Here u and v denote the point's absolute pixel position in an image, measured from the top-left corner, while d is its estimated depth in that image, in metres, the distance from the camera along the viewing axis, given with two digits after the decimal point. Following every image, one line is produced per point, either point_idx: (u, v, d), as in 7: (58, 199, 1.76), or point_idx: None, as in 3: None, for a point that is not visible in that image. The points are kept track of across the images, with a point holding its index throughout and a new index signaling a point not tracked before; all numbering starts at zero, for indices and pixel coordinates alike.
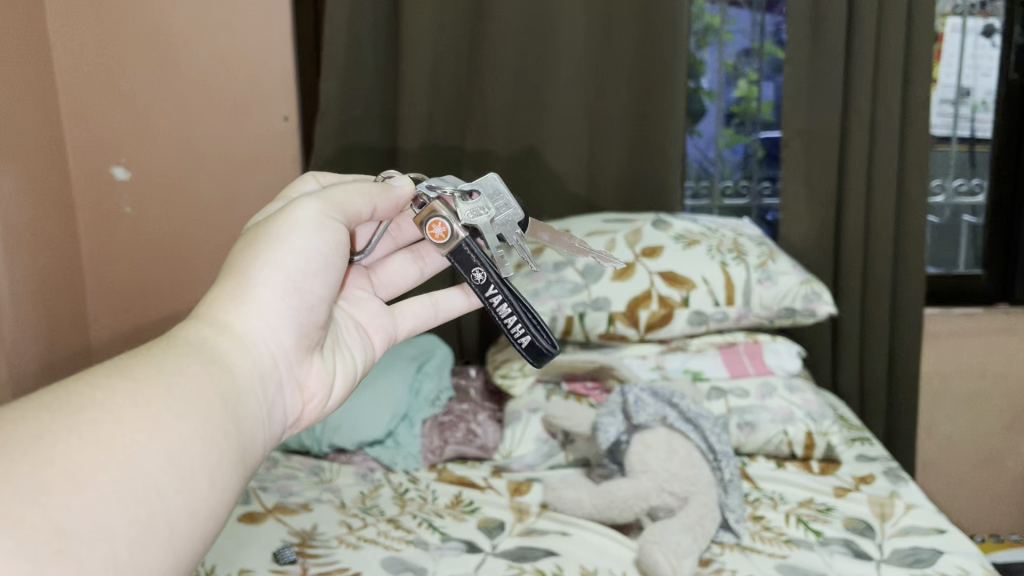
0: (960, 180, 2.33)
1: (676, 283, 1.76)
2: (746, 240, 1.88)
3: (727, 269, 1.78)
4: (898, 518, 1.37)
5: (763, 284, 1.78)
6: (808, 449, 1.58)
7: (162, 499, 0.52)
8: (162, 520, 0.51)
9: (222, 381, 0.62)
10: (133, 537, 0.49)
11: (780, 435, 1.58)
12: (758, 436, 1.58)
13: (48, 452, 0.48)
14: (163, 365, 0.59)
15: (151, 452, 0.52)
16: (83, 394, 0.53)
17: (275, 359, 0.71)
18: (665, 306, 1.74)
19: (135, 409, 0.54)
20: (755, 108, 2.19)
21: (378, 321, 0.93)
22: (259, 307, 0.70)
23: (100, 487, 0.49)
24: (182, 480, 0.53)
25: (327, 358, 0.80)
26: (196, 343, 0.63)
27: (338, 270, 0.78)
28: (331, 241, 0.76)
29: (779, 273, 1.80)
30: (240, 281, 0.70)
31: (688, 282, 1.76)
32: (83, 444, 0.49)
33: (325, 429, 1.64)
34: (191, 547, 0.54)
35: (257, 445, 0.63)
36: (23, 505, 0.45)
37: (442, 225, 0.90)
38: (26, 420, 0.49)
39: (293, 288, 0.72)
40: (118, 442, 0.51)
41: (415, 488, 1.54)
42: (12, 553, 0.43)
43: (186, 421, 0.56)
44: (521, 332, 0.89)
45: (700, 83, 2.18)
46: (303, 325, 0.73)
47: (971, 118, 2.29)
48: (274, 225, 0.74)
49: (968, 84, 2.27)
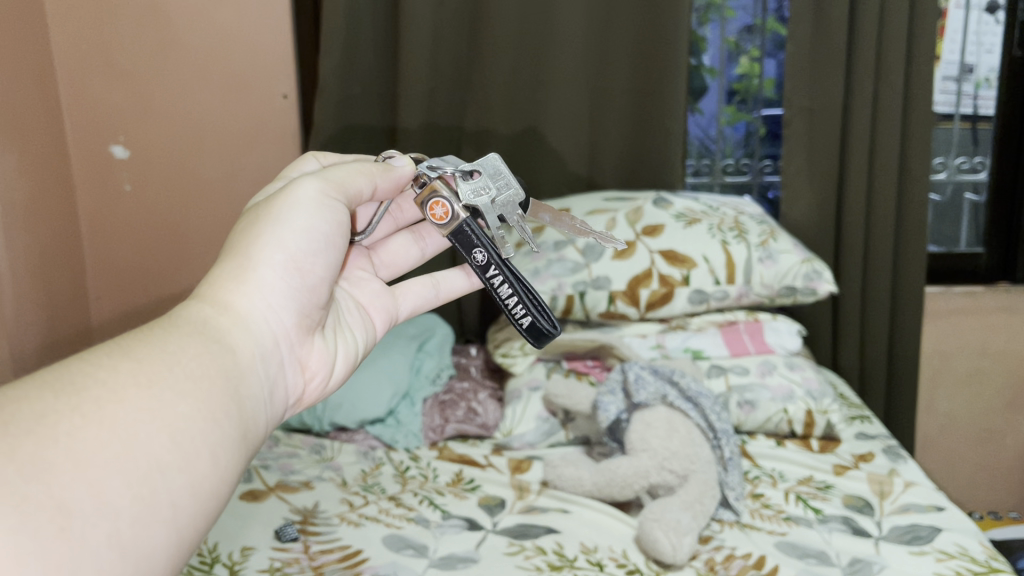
0: (963, 158, 2.33)
1: (676, 261, 1.75)
2: (747, 218, 1.88)
3: (728, 248, 1.78)
4: (897, 495, 1.38)
5: (763, 263, 1.78)
6: (808, 427, 1.59)
7: (165, 478, 0.52)
8: (165, 499, 0.51)
9: (224, 361, 0.62)
10: (136, 515, 0.49)
11: (780, 413, 1.59)
12: (758, 415, 1.59)
13: (51, 431, 0.48)
14: (165, 345, 0.59)
15: (154, 431, 0.52)
16: (86, 373, 0.53)
17: (277, 339, 0.70)
18: (665, 285, 1.74)
19: (137, 388, 0.53)
20: (757, 85, 2.18)
21: (379, 301, 0.92)
22: (261, 287, 0.70)
23: (103, 466, 0.48)
24: (185, 458, 0.53)
25: (328, 338, 0.80)
26: (198, 322, 0.63)
27: (338, 250, 0.78)
28: (332, 221, 0.77)
29: (780, 251, 1.80)
30: (241, 262, 0.70)
31: (689, 261, 1.75)
32: (85, 424, 0.49)
33: (325, 408, 1.65)
34: (194, 525, 0.54)
35: (259, 424, 0.63)
36: (27, 483, 0.45)
37: (442, 206, 0.89)
38: (29, 400, 0.49)
39: (294, 268, 0.72)
40: (121, 422, 0.51)
41: (416, 465, 1.55)
42: (16, 531, 0.43)
43: (188, 399, 0.56)
44: (522, 312, 0.91)
45: (702, 60, 2.16)
46: (304, 304, 0.73)
47: (974, 95, 2.28)
48: (275, 206, 0.75)
49: (971, 60, 2.25)
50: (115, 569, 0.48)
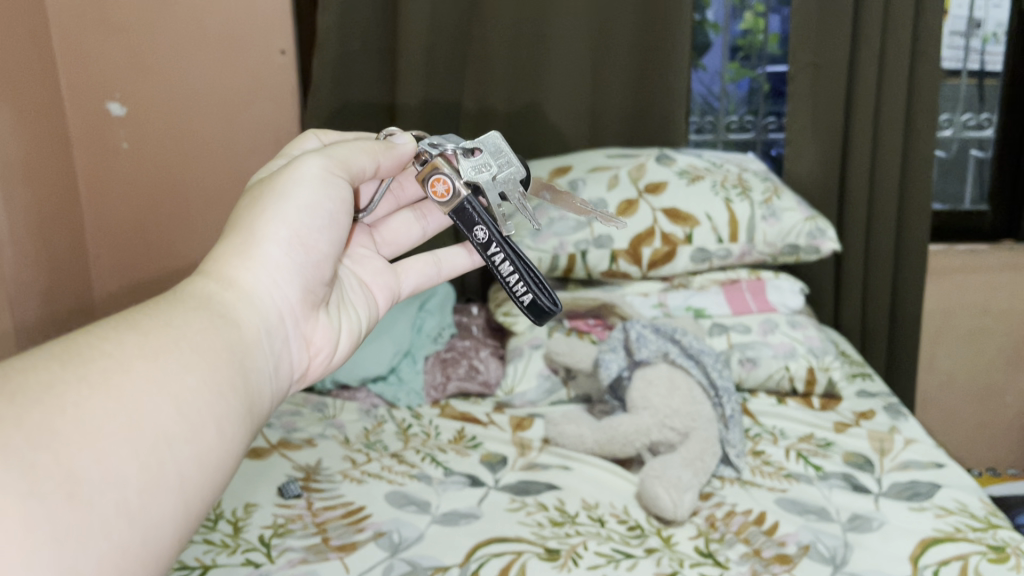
0: (969, 114, 2.30)
1: (678, 219, 1.74)
2: (751, 175, 1.86)
3: (731, 205, 1.77)
4: (897, 452, 1.39)
5: (767, 221, 1.77)
6: (809, 385, 1.59)
7: (172, 449, 0.51)
8: (172, 469, 0.51)
9: (230, 336, 0.61)
10: (144, 485, 0.49)
11: (782, 371, 1.59)
12: (759, 372, 1.59)
13: (59, 401, 0.47)
14: (171, 319, 0.58)
15: (161, 403, 0.52)
16: (92, 346, 0.52)
17: (281, 315, 0.70)
18: (668, 243, 1.73)
19: (144, 362, 0.53)
20: (761, 41, 2.15)
21: (381, 280, 0.91)
22: (265, 264, 0.69)
23: (111, 436, 0.48)
24: (192, 431, 0.53)
25: (332, 314, 0.79)
26: (203, 297, 0.62)
27: (341, 226, 0.77)
28: (336, 199, 0.76)
29: (784, 209, 1.79)
30: (246, 238, 0.70)
31: (692, 219, 1.74)
32: (93, 395, 0.49)
33: None
34: (200, 495, 0.54)
35: (263, 399, 0.63)
36: (37, 451, 0.45)
37: (443, 182, 0.88)
38: (36, 370, 0.49)
39: (298, 243, 0.72)
40: (128, 393, 0.51)
41: (419, 423, 1.56)
42: (25, 499, 0.43)
43: (194, 374, 0.55)
44: (523, 290, 0.89)
45: (706, 15, 2.12)
46: (308, 281, 0.72)
47: (981, 51, 2.25)
48: (279, 183, 0.74)
49: (979, 15, 2.22)
50: (123, 538, 0.47)
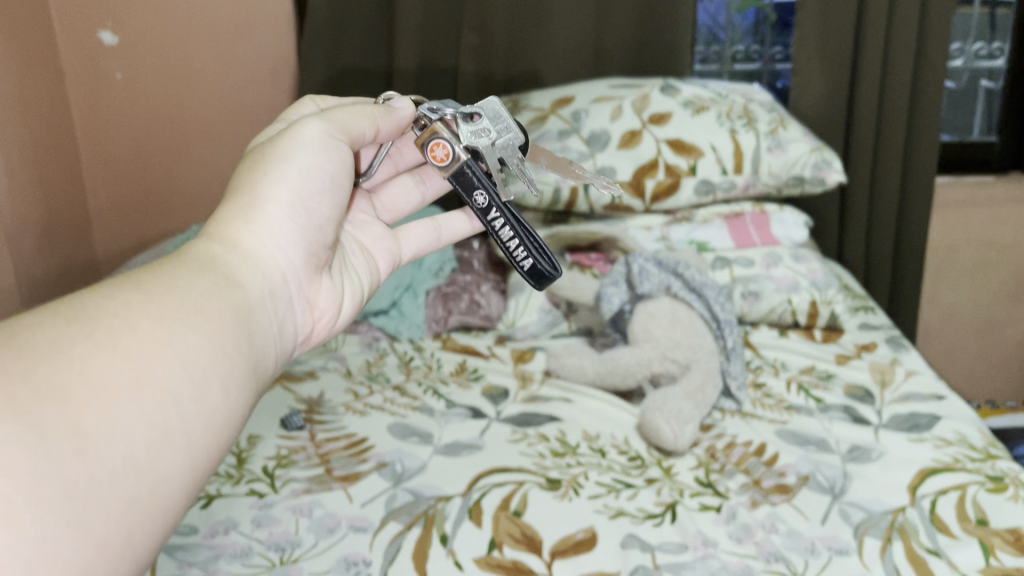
0: (980, 44, 2.26)
1: (683, 151, 1.71)
2: (756, 106, 1.83)
3: (737, 136, 1.74)
4: (898, 385, 1.39)
5: (772, 152, 1.75)
6: (812, 318, 1.59)
7: (178, 406, 0.50)
8: (179, 426, 0.50)
9: (235, 297, 0.60)
10: (151, 441, 0.48)
11: (784, 304, 1.59)
12: (761, 306, 1.58)
13: (66, 356, 0.46)
14: (174, 279, 0.57)
15: (167, 361, 0.51)
16: (97, 304, 0.51)
17: (285, 277, 0.69)
18: (672, 175, 1.71)
19: (150, 321, 0.52)
20: None
21: (382, 245, 0.91)
22: (268, 226, 0.68)
23: (118, 392, 0.47)
24: (197, 390, 0.52)
25: (335, 278, 0.78)
26: (206, 259, 0.61)
27: (341, 189, 0.76)
28: (338, 161, 0.75)
29: (790, 140, 1.77)
30: (248, 200, 0.68)
31: (696, 150, 1.72)
32: (99, 350, 0.48)
33: None
34: (208, 452, 0.52)
35: (268, 359, 0.62)
36: (44, 406, 0.43)
37: (443, 147, 0.86)
38: (41, 326, 0.47)
39: (300, 205, 0.70)
40: (134, 351, 0.49)
41: (420, 356, 1.56)
42: (32, 451, 0.42)
43: (200, 333, 0.54)
44: (523, 255, 0.85)
45: None
46: (311, 244, 0.71)
47: None
48: (280, 144, 0.72)
49: None
50: (131, 492, 0.46)
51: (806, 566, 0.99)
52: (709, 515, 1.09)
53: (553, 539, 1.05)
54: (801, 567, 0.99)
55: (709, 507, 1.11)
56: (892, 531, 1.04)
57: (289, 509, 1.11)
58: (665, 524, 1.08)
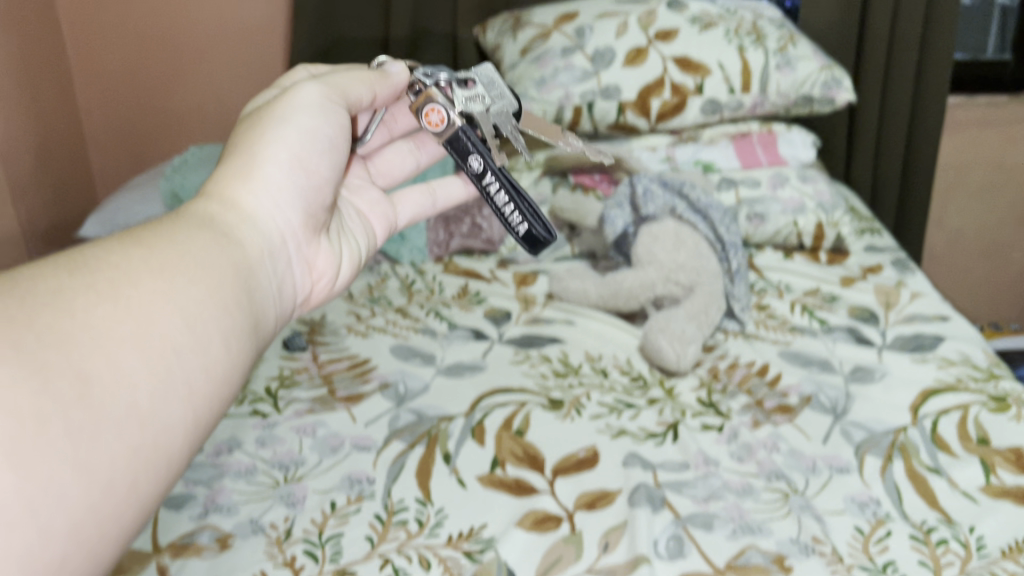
0: None
1: (690, 69, 1.67)
2: (766, 22, 1.77)
3: (745, 55, 1.69)
4: (903, 306, 1.38)
5: (781, 70, 1.70)
6: (817, 241, 1.58)
7: (179, 357, 0.49)
8: (180, 377, 0.48)
9: (235, 255, 0.59)
10: (153, 390, 0.46)
11: (790, 226, 1.57)
12: (766, 228, 1.57)
13: (67, 305, 0.45)
14: (173, 234, 0.55)
15: (167, 314, 0.49)
16: (97, 256, 0.50)
17: (284, 238, 0.67)
18: (678, 94, 1.67)
19: (151, 274, 0.50)
20: None
21: (379, 209, 0.89)
22: (267, 186, 0.66)
23: (120, 342, 0.45)
24: (197, 343, 0.50)
25: (333, 241, 0.76)
26: (204, 218, 0.59)
27: (341, 153, 0.74)
28: (337, 124, 0.73)
29: (799, 58, 1.72)
30: (246, 160, 0.67)
31: (703, 68, 1.67)
32: (99, 299, 0.46)
33: None
34: (209, 404, 0.51)
35: (267, 319, 0.61)
36: (49, 351, 0.42)
37: (438, 112, 0.80)
38: (42, 275, 0.46)
39: (300, 165, 0.69)
40: (134, 302, 0.48)
41: (422, 279, 1.55)
42: (37, 393, 0.40)
43: (200, 288, 0.53)
44: (518, 221, 0.81)
45: None
46: (311, 205, 0.70)
47: None
48: (278, 105, 0.71)
49: None
50: (136, 439, 0.45)
51: (806, 484, 1.01)
52: (710, 435, 1.10)
53: (556, 458, 1.07)
54: (801, 486, 1.00)
55: (711, 427, 1.12)
56: (894, 450, 1.05)
57: (292, 429, 1.12)
58: (667, 443, 1.09)
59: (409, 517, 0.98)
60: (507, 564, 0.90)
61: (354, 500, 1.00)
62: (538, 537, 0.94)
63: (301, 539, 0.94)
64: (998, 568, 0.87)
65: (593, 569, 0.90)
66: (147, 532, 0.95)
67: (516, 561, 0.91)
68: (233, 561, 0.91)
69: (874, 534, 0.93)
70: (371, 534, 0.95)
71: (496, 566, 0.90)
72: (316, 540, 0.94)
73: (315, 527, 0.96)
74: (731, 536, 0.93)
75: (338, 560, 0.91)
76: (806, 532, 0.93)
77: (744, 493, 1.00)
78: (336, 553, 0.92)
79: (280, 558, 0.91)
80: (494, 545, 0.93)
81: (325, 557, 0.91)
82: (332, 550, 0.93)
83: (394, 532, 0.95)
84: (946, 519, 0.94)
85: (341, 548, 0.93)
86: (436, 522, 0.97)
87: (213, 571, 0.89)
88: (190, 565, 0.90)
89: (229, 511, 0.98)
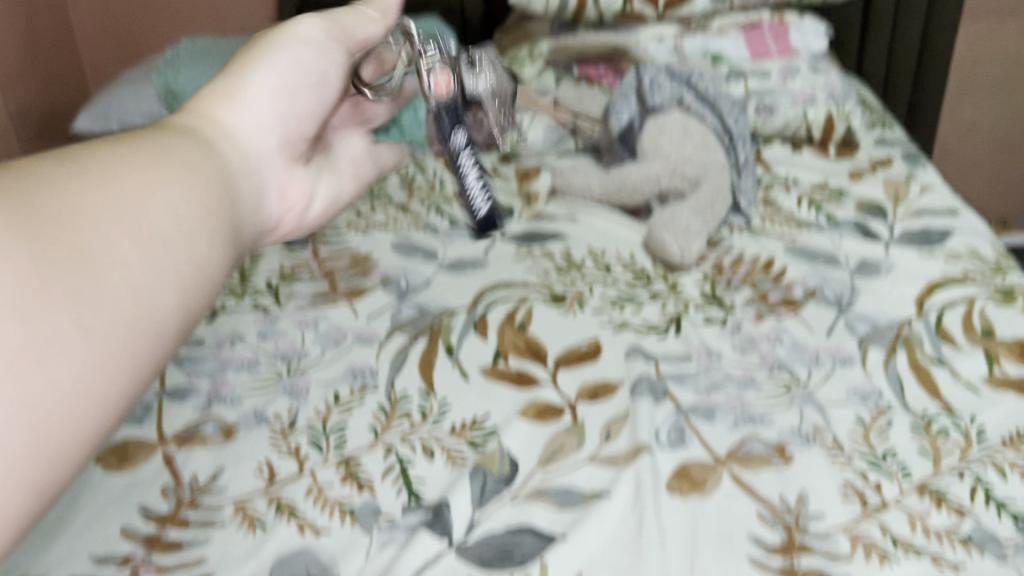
0: None
1: None
2: None
3: None
4: (912, 200, 1.36)
5: None
6: (826, 133, 1.54)
7: (172, 243, 0.46)
8: (174, 262, 0.46)
9: (223, 163, 0.57)
10: (146, 270, 0.44)
11: (799, 119, 1.53)
12: (775, 121, 1.54)
13: (55, 185, 0.43)
14: (160, 138, 0.54)
15: (157, 204, 0.47)
16: (85, 149, 0.48)
17: (265, 164, 0.64)
18: None
19: (141, 166, 0.49)
20: None
21: (360, 155, 0.86)
22: (255, 109, 0.64)
23: (108, 222, 0.44)
24: (188, 234, 0.48)
25: (314, 174, 0.74)
26: (194, 129, 0.57)
27: (329, 88, 0.72)
28: (325, 56, 0.71)
29: None
30: (235, 82, 0.64)
31: None
32: (88, 182, 0.45)
33: None
34: (203, 296, 0.48)
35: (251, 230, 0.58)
36: (34, 217, 0.41)
37: (441, 77, 0.77)
38: (30, 163, 0.45)
39: (286, 91, 0.66)
40: (125, 189, 0.46)
41: (422, 174, 1.52)
42: (29, 254, 0.39)
43: (189, 188, 0.50)
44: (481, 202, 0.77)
45: None
46: (294, 130, 0.67)
47: None
48: (269, 35, 0.69)
49: None
50: (133, 316, 0.43)
51: (809, 376, 1.01)
52: (714, 329, 1.10)
53: (558, 351, 1.08)
54: (804, 377, 1.01)
55: (714, 320, 1.12)
56: (898, 342, 1.05)
57: (295, 322, 1.12)
58: (670, 337, 1.09)
59: (412, 408, 0.99)
60: (510, 453, 0.92)
61: (357, 391, 1.01)
62: (539, 428, 0.96)
63: (305, 429, 0.95)
64: (998, 458, 0.88)
65: (595, 458, 0.91)
66: (153, 422, 0.96)
67: (518, 450, 0.93)
68: (239, 449, 0.92)
69: (875, 425, 0.94)
70: (376, 424, 0.96)
71: (498, 454, 0.92)
72: (320, 430, 0.95)
73: (320, 418, 0.97)
74: (732, 427, 0.94)
75: (343, 449, 0.93)
76: (808, 422, 0.94)
77: (747, 384, 1.00)
78: (340, 442, 0.94)
79: (285, 447, 0.93)
80: (496, 435, 0.95)
81: (330, 447, 0.93)
82: (337, 439, 0.94)
83: (398, 423, 0.97)
84: (947, 409, 0.95)
85: (346, 438, 0.94)
86: (439, 413, 0.98)
87: (220, 459, 0.91)
88: (197, 454, 0.92)
89: (233, 403, 0.99)
